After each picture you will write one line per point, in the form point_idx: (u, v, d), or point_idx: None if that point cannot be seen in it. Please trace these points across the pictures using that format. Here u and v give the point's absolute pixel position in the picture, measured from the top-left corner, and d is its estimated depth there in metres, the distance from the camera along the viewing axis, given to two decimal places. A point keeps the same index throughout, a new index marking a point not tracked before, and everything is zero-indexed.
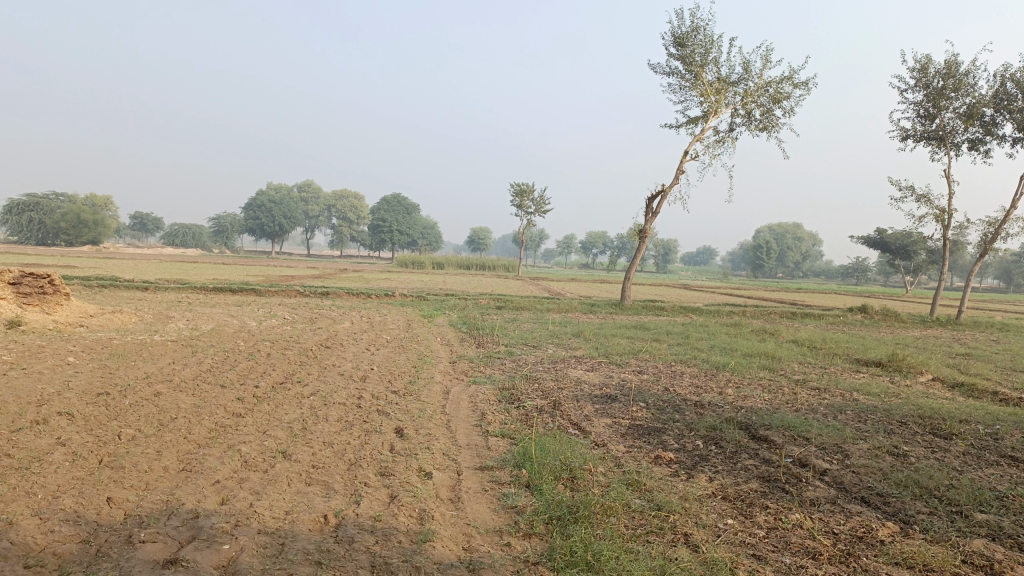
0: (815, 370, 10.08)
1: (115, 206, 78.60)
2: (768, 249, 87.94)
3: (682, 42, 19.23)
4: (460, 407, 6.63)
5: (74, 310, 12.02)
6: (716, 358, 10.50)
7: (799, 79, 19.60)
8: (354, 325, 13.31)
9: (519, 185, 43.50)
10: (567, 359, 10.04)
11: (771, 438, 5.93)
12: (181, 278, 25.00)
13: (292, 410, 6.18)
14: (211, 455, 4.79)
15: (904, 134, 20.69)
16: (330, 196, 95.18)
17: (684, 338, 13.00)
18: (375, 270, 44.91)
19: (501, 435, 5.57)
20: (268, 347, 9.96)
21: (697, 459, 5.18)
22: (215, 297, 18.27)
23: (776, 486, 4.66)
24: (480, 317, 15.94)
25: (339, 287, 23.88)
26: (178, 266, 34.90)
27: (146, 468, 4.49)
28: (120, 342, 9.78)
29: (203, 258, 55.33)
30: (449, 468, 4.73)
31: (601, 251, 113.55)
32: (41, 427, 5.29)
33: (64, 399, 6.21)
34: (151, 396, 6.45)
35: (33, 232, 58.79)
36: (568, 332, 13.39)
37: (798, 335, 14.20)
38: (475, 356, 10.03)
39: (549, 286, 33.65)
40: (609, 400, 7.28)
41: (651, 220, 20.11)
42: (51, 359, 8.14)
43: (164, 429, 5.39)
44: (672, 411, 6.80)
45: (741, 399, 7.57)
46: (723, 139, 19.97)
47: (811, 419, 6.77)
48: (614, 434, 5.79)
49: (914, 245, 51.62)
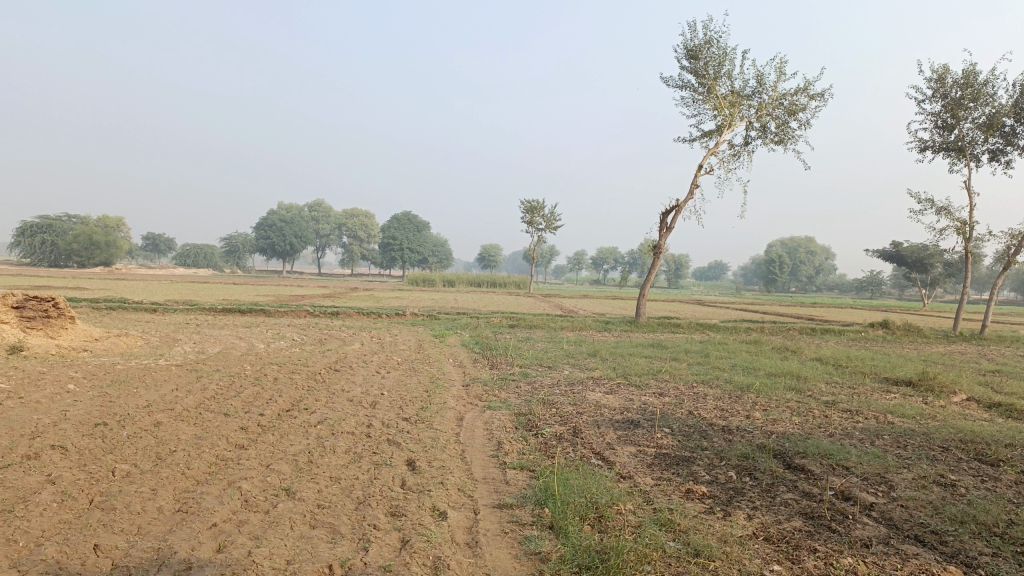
0: (843, 390, 9.64)
1: (126, 226, 79.02)
2: (781, 264, 87.16)
3: (694, 54, 18.98)
4: (475, 435, 6.27)
5: (79, 335, 11.76)
6: (739, 378, 10.11)
7: (815, 91, 19.27)
8: (365, 346, 13.01)
9: (529, 201, 43.32)
10: (586, 381, 9.68)
11: (808, 468, 5.55)
12: (191, 299, 24.85)
13: (298, 440, 5.84)
14: (209, 494, 4.45)
15: (921, 146, 20.32)
16: (340, 216, 95.43)
17: (705, 357, 12.60)
18: (384, 288, 44.84)
19: (519, 467, 5.22)
20: (276, 371, 9.67)
21: (732, 492, 4.81)
22: (224, 318, 18.03)
23: (822, 525, 4.30)
24: (493, 336, 15.66)
25: (350, 307, 23.63)
26: (188, 287, 34.62)
27: (140, 509, 4.16)
28: (124, 367, 9.50)
29: (213, 278, 55.39)
30: (465, 506, 4.37)
31: (612, 267, 113.31)
32: (32, 462, 4.98)
33: (59, 431, 5.91)
34: (151, 427, 6.13)
35: (46, 254, 59.03)
36: (584, 352, 13.03)
37: (822, 352, 13.75)
38: (489, 378, 9.68)
39: (561, 304, 33.27)
40: (632, 426, 6.90)
41: (666, 235, 19.74)
42: (51, 386, 7.85)
43: (162, 464, 5.07)
44: (699, 438, 6.43)
45: (770, 424, 7.18)
46: (737, 152, 19.64)
47: (849, 446, 6.38)
48: (640, 464, 5.43)
49: (930, 258, 50.92)
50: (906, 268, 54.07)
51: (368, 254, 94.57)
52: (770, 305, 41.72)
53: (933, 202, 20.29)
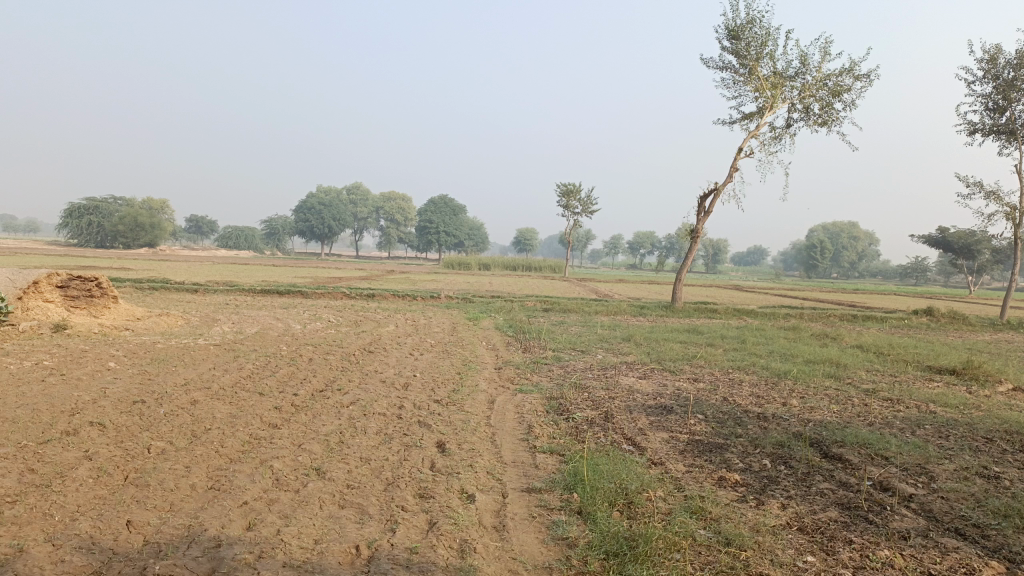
0: (884, 379, 9.41)
1: (169, 208, 80.48)
2: (822, 249, 85.52)
3: (735, 35, 18.58)
4: (506, 419, 6.25)
5: (121, 314, 12.01)
6: (777, 365, 9.93)
7: (860, 71, 18.73)
8: (399, 328, 13.07)
9: (566, 184, 43.02)
10: (619, 365, 9.60)
11: (846, 458, 5.42)
12: (231, 280, 25.26)
13: (330, 421, 5.88)
14: (241, 472, 4.49)
15: (971, 128, 19.68)
16: (378, 199, 96.02)
17: (741, 343, 12.41)
18: (420, 271, 45.05)
19: (549, 451, 5.18)
20: (311, 352, 9.75)
21: (766, 481, 4.72)
22: (262, 299, 18.28)
23: (859, 516, 4.20)
24: (526, 320, 15.61)
25: (386, 289, 23.79)
26: (229, 268, 35.17)
27: (173, 486, 4.22)
28: (164, 346, 9.67)
29: (252, 260, 56.25)
30: (494, 489, 4.35)
31: (649, 251, 112.44)
32: (71, 438, 5.09)
33: (99, 407, 6.03)
34: (187, 405, 6.22)
35: (93, 235, 60.45)
36: (619, 336, 12.92)
37: (863, 339, 13.45)
38: (522, 362, 9.65)
39: (597, 288, 33.08)
40: (665, 411, 6.82)
41: (703, 219, 19.45)
42: (93, 364, 8.02)
43: (196, 442, 5.13)
44: (733, 425, 6.33)
45: (807, 412, 7.03)
46: (779, 135, 19.21)
47: (889, 435, 6.23)
48: (672, 450, 5.36)
49: (978, 244, 49.51)
50: (953, 254, 52.63)
51: (405, 237, 95.14)
52: (809, 291, 41.05)
53: (981, 187, 19.68)
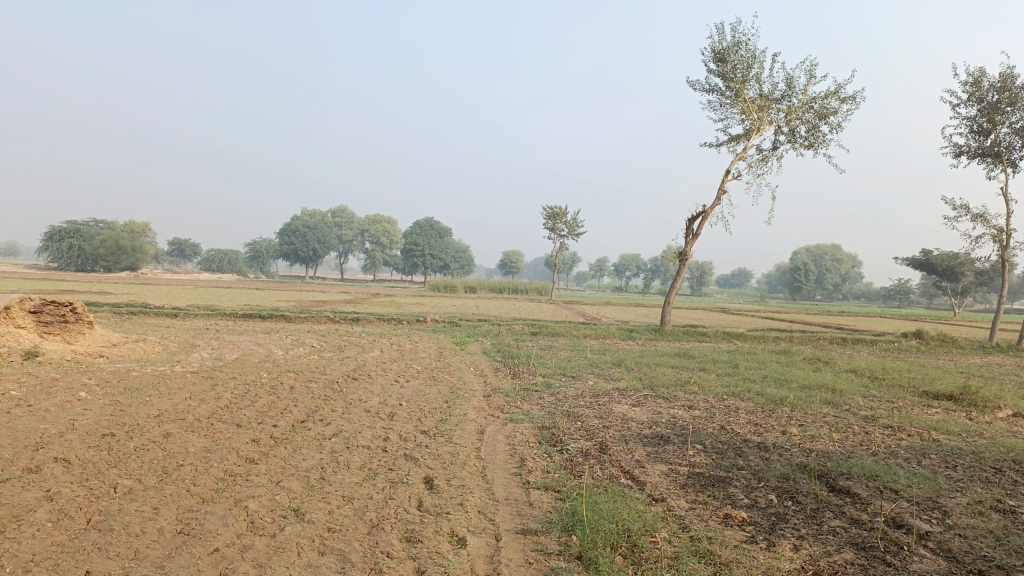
0: (882, 405, 9.19)
1: (152, 232, 79.80)
2: (807, 271, 85.87)
3: (723, 57, 18.59)
4: (497, 451, 5.95)
5: (96, 340, 11.61)
6: (772, 390, 9.68)
7: (846, 94, 18.77)
8: (384, 354, 12.74)
9: (552, 208, 42.95)
10: (611, 392, 9.32)
11: (854, 492, 5.17)
12: (212, 304, 24.82)
13: (311, 455, 5.56)
14: (214, 514, 4.17)
15: (956, 151, 19.75)
16: (363, 222, 95.67)
17: (734, 367, 12.18)
18: (406, 294, 44.71)
19: (544, 487, 4.88)
20: (292, 379, 9.41)
21: (774, 519, 4.45)
22: (244, 324, 17.90)
23: (875, 558, 3.94)
24: (514, 344, 15.32)
25: (371, 313, 23.42)
26: (212, 292, 34.70)
27: (139, 530, 3.90)
28: (139, 373, 9.30)
29: (236, 283, 55.75)
30: (486, 531, 4.06)
31: (635, 274, 112.63)
32: (31, 477, 4.74)
33: (65, 442, 5.68)
34: (159, 438, 5.88)
35: (73, 258, 59.63)
36: (609, 361, 12.65)
37: (856, 363, 13.26)
38: (511, 388, 9.35)
39: (584, 311, 32.83)
40: (662, 441, 6.54)
41: (692, 241, 19.31)
42: (62, 394, 7.65)
43: (167, 480, 4.80)
44: (734, 456, 6.07)
45: (808, 441, 6.78)
46: (766, 157, 19.18)
47: (896, 466, 5.99)
48: (673, 485, 5.08)
49: (961, 266, 49.84)
50: (937, 276, 52.90)
51: (391, 260, 94.71)
52: (795, 313, 41.05)
53: (968, 209, 19.70)
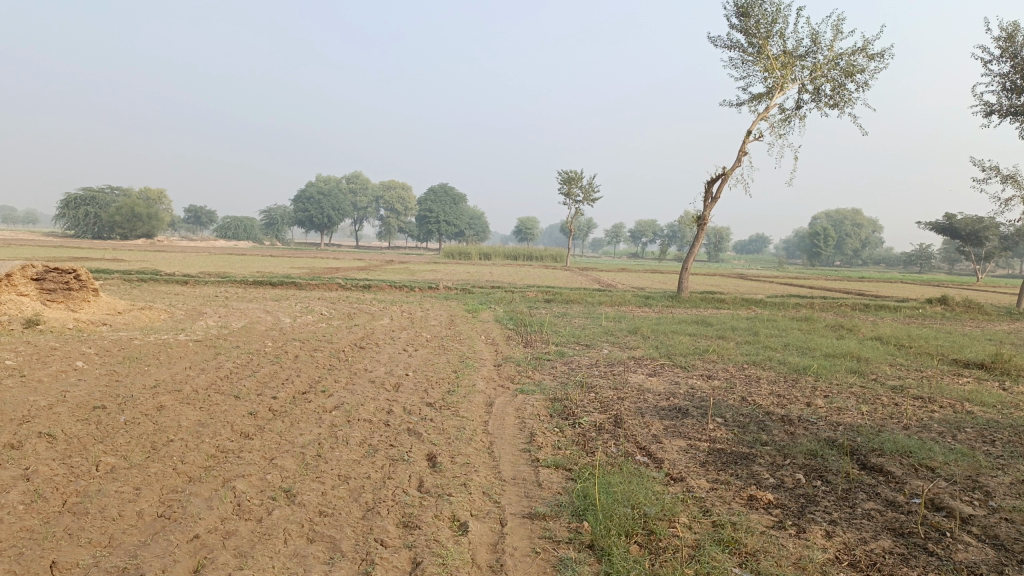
0: (910, 374, 8.80)
1: (167, 199, 79.87)
2: (826, 237, 84.75)
3: (745, 13, 17.88)
4: (505, 425, 5.63)
5: (101, 308, 11.40)
6: (795, 359, 9.32)
7: (874, 51, 18.06)
8: (394, 322, 12.48)
9: (567, 172, 42.34)
10: (627, 361, 8.99)
11: (888, 470, 4.82)
12: (224, 271, 24.62)
13: (309, 429, 5.27)
14: (199, 496, 3.89)
15: (987, 110, 19.01)
16: (378, 188, 95.25)
17: (753, 335, 11.82)
18: (420, 261, 44.50)
19: (554, 465, 4.56)
20: (298, 348, 9.14)
21: (803, 501, 4.11)
22: (254, 291, 17.69)
23: (915, 545, 3.60)
24: (528, 311, 15.02)
25: (382, 279, 23.12)
26: (228, 259, 34.41)
27: (117, 514, 3.62)
28: (142, 342, 9.06)
29: (249, 249, 55.67)
30: (490, 515, 3.75)
31: (651, 240, 111.81)
32: (11, 453, 4.48)
33: (53, 415, 5.42)
34: (151, 411, 5.61)
35: (89, 226, 59.58)
36: (624, 329, 12.32)
37: (881, 330, 12.83)
38: (523, 357, 9.04)
39: (600, 278, 32.43)
40: (680, 414, 6.19)
41: (711, 206, 18.79)
42: (59, 364, 7.41)
43: (154, 457, 4.53)
44: (757, 430, 5.72)
45: (835, 413, 6.41)
46: (789, 117, 18.55)
47: (930, 442, 5.61)
48: (692, 463, 4.75)
49: (985, 231, 48.78)
50: (960, 241, 51.93)
51: (405, 226, 94.41)
52: (813, 279, 40.36)
53: (998, 171, 19.04)
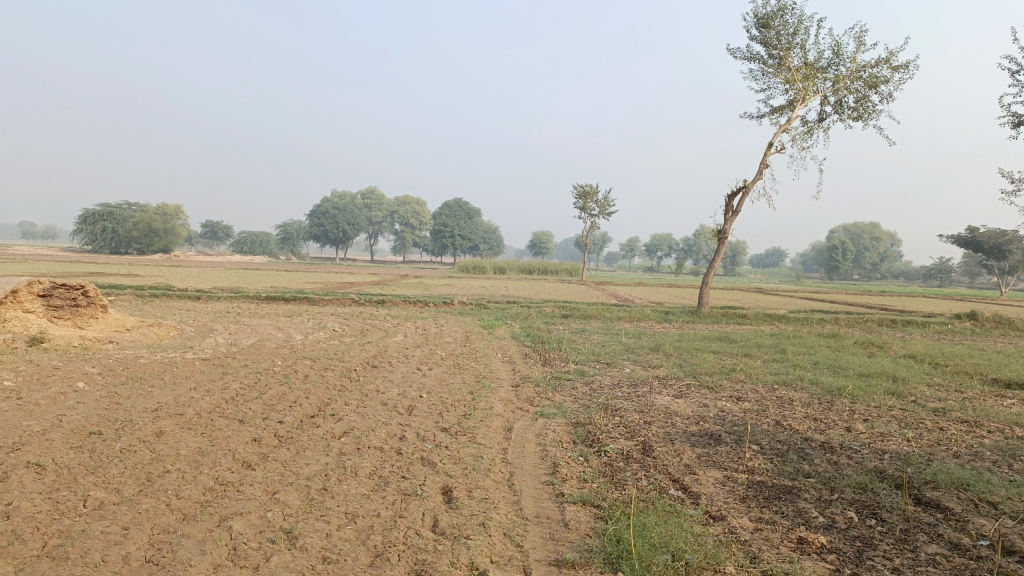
0: (951, 396, 8.32)
1: (183, 214, 80.21)
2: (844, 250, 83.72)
3: (766, 23, 17.52)
4: (526, 454, 5.25)
5: (109, 324, 11.13)
6: (827, 379, 8.86)
7: (898, 62, 17.64)
8: (408, 338, 12.13)
9: (583, 186, 42.00)
10: (650, 381, 8.58)
11: (946, 507, 4.38)
12: (238, 286, 24.45)
13: (316, 458, 4.91)
14: (192, 538, 3.53)
15: (1016, 121, 18.48)
16: (393, 202, 95.45)
17: (781, 352, 11.34)
18: (435, 275, 44.26)
19: (580, 502, 4.17)
20: (307, 367, 8.79)
21: (859, 545, 3.70)
22: (267, 306, 17.41)
23: None
24: (545, 327, 14.64)
25: (396, 294, 22.83)
26: (242, 274, 34.18)
27: (100, 559, 3.27)
28: (147, 361, 8.74)
29: (264, 264, 55.71)
30: (512, 562, 3.37)
31: (666, 254, 111.11)
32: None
33: (44, 442, 5.09)
34: (149, 438, 5.27)
35: (106, 241, 59.67)
36: (645, 346, 11.89)
37: (913, 348, 12.33)
38: (542, 378, 8.66)
39: (617, 291, 31.95)
40: (713, 441, 5.79)
41: (731, 219, 18.37)
42: (59, 384, 7.11)
43: (146, 491, 4.17)
44: (797, 459, 5.30)
45: (879, 440, 5.97)
46: (811, 129, 18.13)
47: (986, 472, 5.17)
48: (731, 498, 4.35)
49: (1009, 244, 47.85)
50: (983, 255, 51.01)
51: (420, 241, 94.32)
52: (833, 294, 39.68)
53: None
